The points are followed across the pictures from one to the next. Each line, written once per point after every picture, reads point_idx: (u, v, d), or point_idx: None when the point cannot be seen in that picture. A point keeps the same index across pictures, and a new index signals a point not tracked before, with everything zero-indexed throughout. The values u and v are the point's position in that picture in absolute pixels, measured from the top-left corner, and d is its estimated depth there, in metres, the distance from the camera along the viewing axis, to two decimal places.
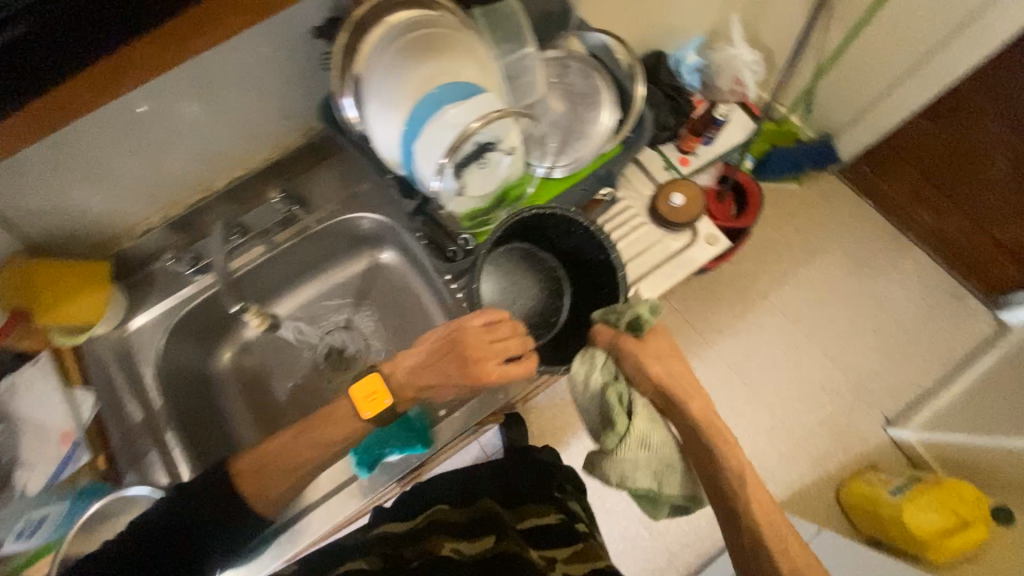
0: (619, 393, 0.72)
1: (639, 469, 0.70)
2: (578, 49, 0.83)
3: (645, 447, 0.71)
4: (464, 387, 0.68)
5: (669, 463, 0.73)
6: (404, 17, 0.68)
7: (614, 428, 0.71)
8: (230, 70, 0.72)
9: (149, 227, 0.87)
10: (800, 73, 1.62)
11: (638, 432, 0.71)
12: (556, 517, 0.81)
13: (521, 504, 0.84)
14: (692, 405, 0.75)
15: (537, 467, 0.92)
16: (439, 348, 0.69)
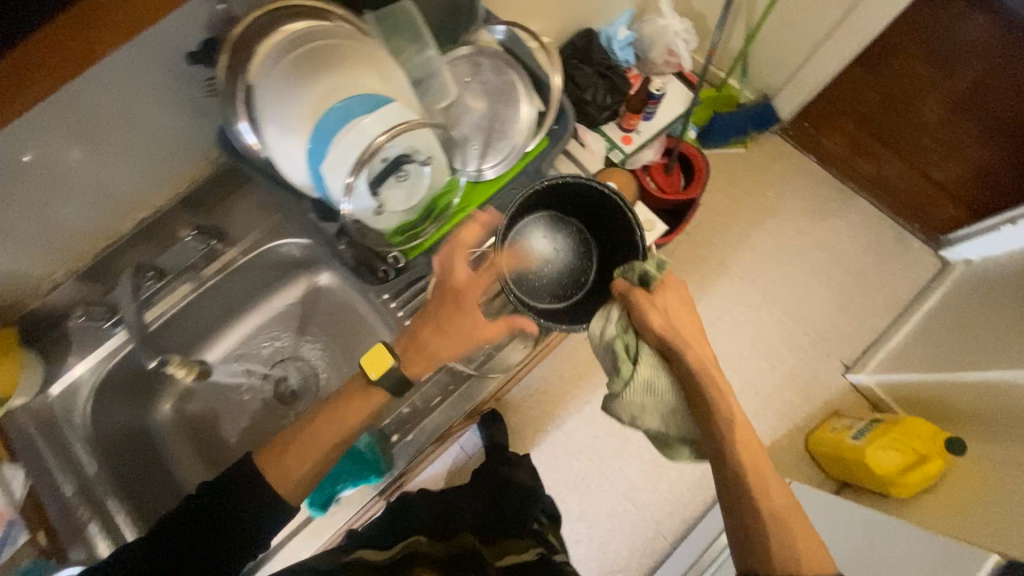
0: (626, 344, 0.74)
1: (643, 410, 0.73)
2: (489, 44, 0.79)
3: (651, 391, 0.74)
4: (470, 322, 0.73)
5: (675, 410, 0.75)
6: (291, 32, 0.63)
7: (619, 373, 0.74)
8: (109, 106, 0.65)
9: (55, 283, 0.80)
10: (732, 35, 1.61)
11: (642, 377, 0.73)
12: (534, 553, 0.74)
13: (497, 541, 0.77)
14: (690, 354, 0.73)
15: (513, 500, 0.91)
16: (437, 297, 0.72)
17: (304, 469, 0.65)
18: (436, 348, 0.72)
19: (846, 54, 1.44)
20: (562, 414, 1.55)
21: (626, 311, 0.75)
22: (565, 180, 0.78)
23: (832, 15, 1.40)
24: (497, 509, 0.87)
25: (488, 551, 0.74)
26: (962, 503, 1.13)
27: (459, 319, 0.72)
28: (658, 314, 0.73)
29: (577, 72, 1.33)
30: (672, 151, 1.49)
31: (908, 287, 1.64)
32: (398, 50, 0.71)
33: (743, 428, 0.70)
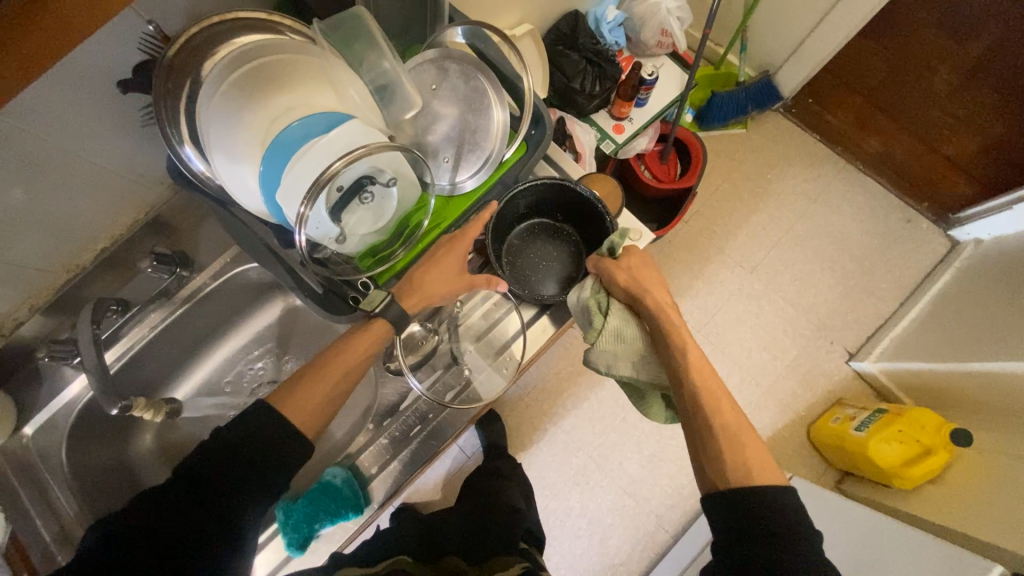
0: (597, 299, 0.71)
1: (617, 360, 0.69)
2: (457, 47, 0.73)
3: (621, 340, 0.70)
4: (461, 273, 0.71)
5: (650, 358, 0.70)
6: (236, 53, 0.58)
7: (591, 327, 0.71)
8: (44, 142, 0.61)
9: (18, 322, 0.76)
10: (729, 9, 1.51)
11: (614, 327, 0.69)
12: (522, 566, 0.68)
13: (485, 561, 0.73)
14: (649, 297, 0.70)
15: (500, 517, 0.86)
16: (440, 248, 0.71)
17: None
18: (427, 289, 0.70)
19: (850, 27, 1.34)
20: (561, 411, 1.52)
21: (597, 274, 0.74)
22: (542, 180, 0.77)
23: None
24: (484, 525, 0.83)
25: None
26: (966, 496, 1.10)
27: (447, 260, 0.70)
28: (621, 271, 0.72)
29: (562, 58, 1.25)
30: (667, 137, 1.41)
31: (915, 268, 1.58)
32: (355, 58, 0.63)
33: (699, 356, 0.66)
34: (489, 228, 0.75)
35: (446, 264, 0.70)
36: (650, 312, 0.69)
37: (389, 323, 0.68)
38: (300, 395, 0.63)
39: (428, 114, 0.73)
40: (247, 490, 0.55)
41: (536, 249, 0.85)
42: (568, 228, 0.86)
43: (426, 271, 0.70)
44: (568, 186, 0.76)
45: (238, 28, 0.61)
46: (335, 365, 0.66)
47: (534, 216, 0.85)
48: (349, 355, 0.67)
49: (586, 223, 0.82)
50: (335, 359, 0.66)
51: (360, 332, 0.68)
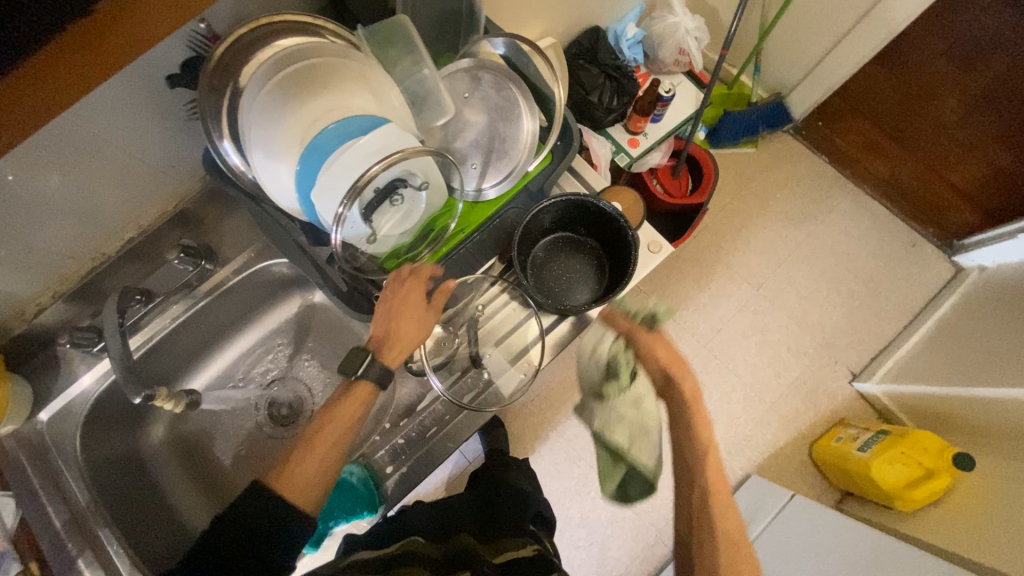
0: (625, 359, 0.73)
1: (621, 422, 0.74)
2: (490, 57, 0.75)
3: (635, 407, 0.73)
4: (422, 325, 0.70)
5: (648, 437, 0.73)
6: (280, 54, 0.60)
7: (616, 380, 0.74)
8: (88, 133, 0.62)
9: (42, 306, 0.77)
10: (746, 31, 1.54)
11: (635, 392, 0.74)
12: (532, 549, 0.70)
13: (495, 539, 0.74)
14: (686, 382, 0.65)
15: (510, 501, 0.86)
16: (388, 322, 0.68)
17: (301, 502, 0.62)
18: (411, 339, 0.69)
19: (865, 53, 1.37)
20: (564, 419, 1.53)
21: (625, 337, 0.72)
22: (567, 196, 0.78)
23: (856, 8, 1.31)
24: (494, 508, 0.84)
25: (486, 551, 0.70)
26: (967, 520, 1.10)
27: (404, 322, 0.69)
28: (659, 346, 0.68)
29: (582, 72, 1.28)
30: (680, 152, 1.43)
31: (919, 293, 1.60)
32: (393, 64, 0.65)
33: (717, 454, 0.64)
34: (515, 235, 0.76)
35: (412, 304, 0.69)
36: (681, 400, 0.65)
37: (374, 384, 0.67)
38: (292, 471, 0.61)
39: (459, 121, 0.75)
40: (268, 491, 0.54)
41: (560, 261, 0.85)
42: (590, 242, 0.85)
43: (393, 315, 0.69)
44: (591, 200, 0.76)
45: (282, 30, 0.62)
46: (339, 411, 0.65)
47: (559, 228, 0.84)
48: (334, 421, 0.65)
49: (609, 238, 0.82)
50: (322, 431, 0.64)
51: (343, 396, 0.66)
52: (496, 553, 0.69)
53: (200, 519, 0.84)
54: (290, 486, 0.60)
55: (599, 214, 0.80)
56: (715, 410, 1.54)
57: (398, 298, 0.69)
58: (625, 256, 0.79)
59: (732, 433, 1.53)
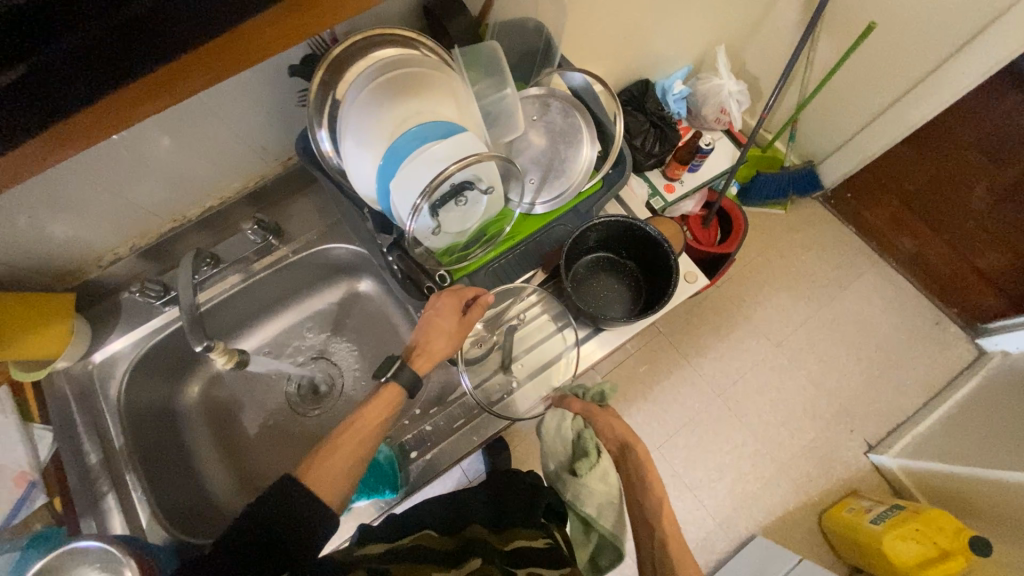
0: (587, 437, 0.73)
1: (591, 497, 0.71)
2: (560, 88, 0.82)
3: (604, 481, 0.71)
4: (454, 340, 0.75)
5: (617, 509, 0.71)
6: (383, 59, 0.68)
7: (584, 459, 0.72)
8: (204, 107, 0.70)
9: (117, 257, 0.84)
10: (785, 101, 1.64)
11: (603, 466, 0.71)
12: (545, 542, 0.73)
13: (506, 529, 0.75)
14: (638, 448, 0.72)
15: (525, 485, 0.86)
16: (422, 339, 0.74)
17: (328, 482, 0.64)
18: (439, 350, 0.75)
19: (896, 134, 1.44)
20: None
21: (583, 413, 0.76)
22: (614, 219, 0.82)
23: (893, 90, 1.39)
24: (506, 492, 0.84)
25: (497, 540, 0.72)
26: None
27: (436, 341, 0.74)
28: (612, 418, 0.76)
29: (629, 117, 1.37)
30: (712, 205, 1.50)
31: (940, 371, 1.60)
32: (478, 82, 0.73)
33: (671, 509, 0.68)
34: (564, 247, 0.81)
35: (451, 321, 0.74)
36: (636, 463, 0.71)
37: (402, 387, 0.73)
38: (319, 465, 0.65)
39: (525, 140, 0.82)
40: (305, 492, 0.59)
41: (602, 279, 0.90)
42: (630, 264, 0.90)
43: (431, 331, 0.74)
44: (636, 222, 0.81)
45: (387, 41, 0.70)
46: (359, 423, 0.70)
47: (605, 248, 0.89)
48: (366, 419, 0.71)
49: (649, 262, 0.87)
50: (350, 428, 0.70)
51: (377, 397, 0.72)
52: (506, 542, 0.72)
53: (219, 481, 0.86)
54: (319, 479, 0.64)
55: (643, 238, 0.85)
56: (724, 462, 1.52)
57: (434, 312, 0.74)
58: (665, 282, 0.83)
59: (741, 488, 1.50)
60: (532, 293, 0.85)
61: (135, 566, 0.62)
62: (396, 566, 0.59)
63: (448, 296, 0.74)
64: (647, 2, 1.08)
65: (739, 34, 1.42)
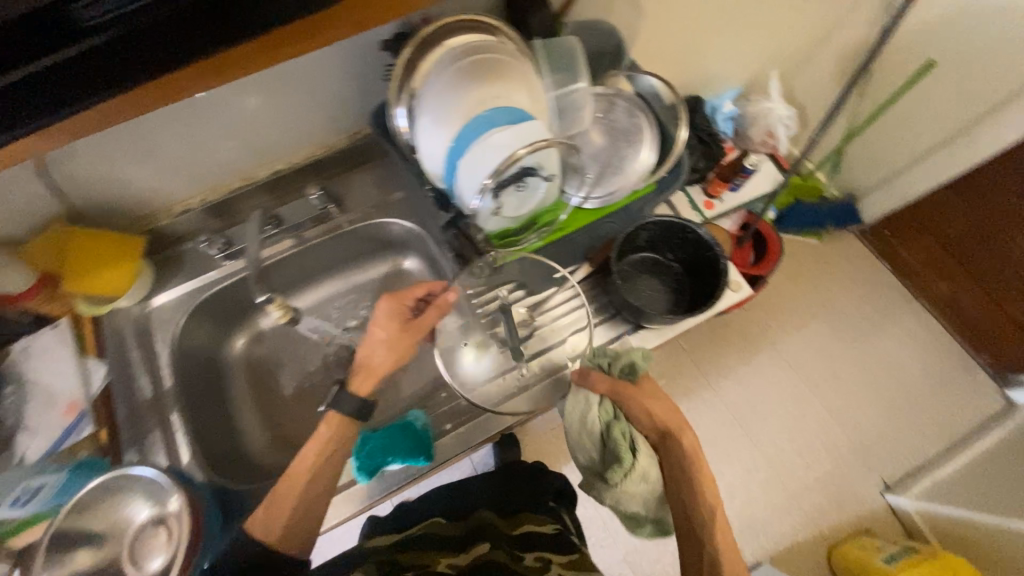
0: (621, 432, 0.71)
1: (632, 498, 0.71)
2: (627, 89, 0.84)
3: (645, 480, 0.70)
4: (393, 352, 0.76)
5: (662, 498, 0.72)
6: (466, 43, 0.72)
7: (617, 464, 0.70)
8: (293, 72, 0.74)
9: (188, 208, 0.88)
10: (831, 133, 1.66)
11: (641, 466, 0.70)
12: (552, 527, 0.82)
13: (514, 515, 0.86)
14: (684, 438, 0.71)
15: (531, 484, 0.96)
16: (363, 357, 0.76)
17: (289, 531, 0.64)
18: (379, 365, 0.75)
19: (942, 175, 1.43)
20: None
21: (611, 397, 0.73)
22: (670, 218, 0.82)
23: (943, 130, 1.39)
24: (513, 486, 0.94)
25: (506, 523, 0.82)
26: None
27: (377, 356, 0.76)
28: (647, 400, 0.73)
29: None
30: (750, 226, 1.48)
31: (965, 419, 1.57)
32: (552, 74, 0.76)
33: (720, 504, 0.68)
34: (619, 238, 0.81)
35: (393, 330, 0.77)
36: (683, 453, 0.70)
37: (342, 415, 0.71)
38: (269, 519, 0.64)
39: (586, 136, 0.85)
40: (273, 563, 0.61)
41: (648, 279, 0.88)
42: (676, 267, 0.89)
43: (376, 344, 0.76)
44: (692, 225, 0.81)
45: (473, 25, 0.73)
46: (300, 467, 0.68)
47: (652, 246, 0.88)
48: (305, 471, 0.67)
49: (697, 266, 0.87)
50: (295, 467, 0.68)
51: (312, 440, 0.70)
52: (515, 527, 0.81)
53: (253, 435, 0.89)
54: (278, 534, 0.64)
55: (693, 241, 0.84)
56: (734, 485, 1.50)
57: (378, 325, 0.78)
58: (714, 286, 0.82)
59: (748, 513, 1.48)
60: (573, 285, 0.84)
61: (180, 497, 0.67)
62: (409, 555, 0.70)
63: (388, 301, 0.79)
64: (712, 20, 1.11)
65: (793, 60, 1.44)
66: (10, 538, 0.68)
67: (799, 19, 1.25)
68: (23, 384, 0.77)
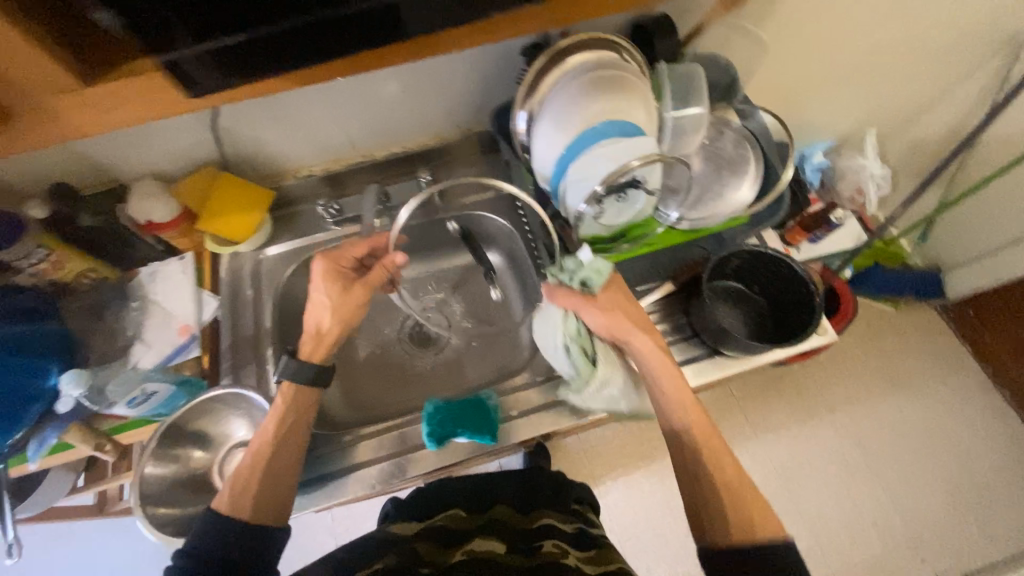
0: (582, 347, 0.76)
1: (596, 399, 0.78)
2: (736, 123, 0.87)
3: (607, 383, 0.77)
4: (338, 318, 0.76)
5: (633, 390, 0.79)
6: (598, 57, 0.77)
7: (579, 374, 0.77)
8: (435, 65, 0.83)
9: (310, 173, 0.97)
10: (922, 201, 1.61)
11: (601, 373, 0.77)
12: (573, 525, 0.81)
13: (535, 510, 0.85)
14: (645, 343, 0.74)
15: (553, 478, 0.92)
16: (310, 323, 0.77)
17: (262, 502, 0.68)
18: (329, 333, 0.76)
19: None
20: (610, 482, 1.47)
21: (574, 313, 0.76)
22: (766, 249, 0.83)
23: None
24: (537, 478, 0.92)
25: (523, 518, 0.83)
26: None
27: (323, 323, 0.77)
28: (607, 312, 0.75)
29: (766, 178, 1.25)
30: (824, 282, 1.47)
31: None
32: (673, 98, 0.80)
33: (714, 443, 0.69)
34: (712, 261, 0.82)
35: (335, 293, 0.77)
36: (645, 355, 0.74)
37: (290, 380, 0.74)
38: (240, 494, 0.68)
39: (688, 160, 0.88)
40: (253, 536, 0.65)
41: (731, 307, 0.88)
42: (760, 300, 0.89)
43: (319, 310, 0.77)
44: (789, 260, 0.81)
45: (605, 43, 0.79)
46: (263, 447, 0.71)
47: (740, 276, 0.88)
48: (264, 439, 0.72)
49: (784, 301, 0.86)
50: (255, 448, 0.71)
51: (270, 413, 0.74)
52: (533, 520, 0.82)
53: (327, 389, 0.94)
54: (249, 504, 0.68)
55: (784, 275, 0.84)
56: None
57: (319, 293, 0.77)
58: (804, 322, 0.82)
59: None
60: None
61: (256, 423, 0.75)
62: (421, 547, 0.73)
63: (323, 262, 0.78)
64: (822, 72, 1.13)
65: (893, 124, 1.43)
66: (118, 434, 0.79)
67: (912, 86, 1.26)
68: (147, 302, 0.86)
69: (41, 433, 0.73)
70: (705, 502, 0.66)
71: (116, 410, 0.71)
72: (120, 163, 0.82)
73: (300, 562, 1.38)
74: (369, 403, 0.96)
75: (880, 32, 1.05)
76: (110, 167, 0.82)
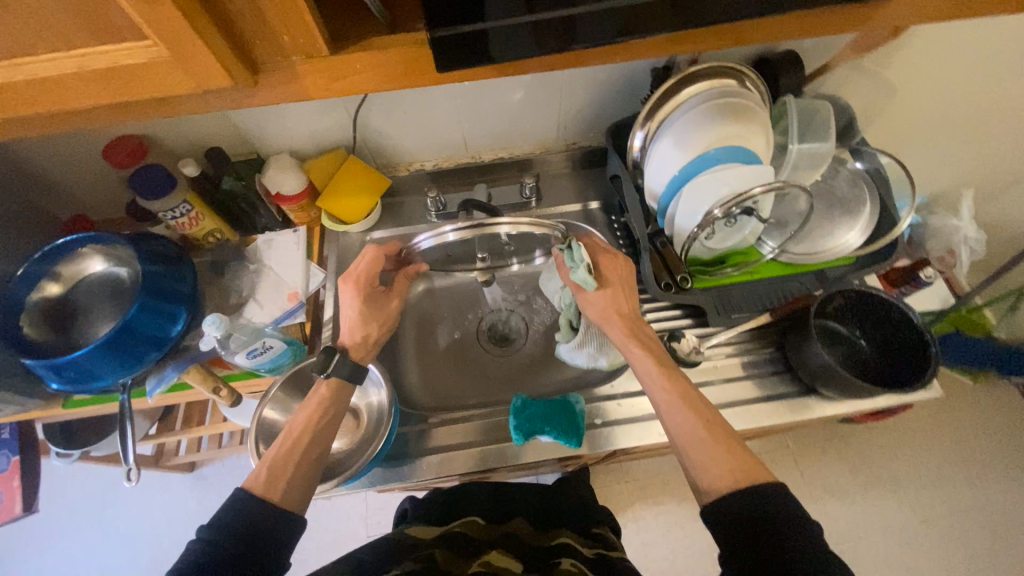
0: (568, 317, 0.91)
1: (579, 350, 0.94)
2: (850, 163, 0.88)
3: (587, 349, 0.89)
4: (385, 323, 0.84)
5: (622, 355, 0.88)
6: (728, 84, 0.79)
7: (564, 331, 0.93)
8: (561, 80, 0.87)
9: (419, 167, 1.03)
10: (1014, 273, 1.53)
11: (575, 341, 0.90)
12: (591, 550, 0.75)
13: (550, 531, 0.83)
14: (616, 324, 0.78)
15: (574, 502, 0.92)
16: (355, 336, 0.80)
17: (288, 477, 0.66)
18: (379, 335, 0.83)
19: None
20: (653, 519, 1.42)
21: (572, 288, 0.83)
22: (872, 289, 0.83)
23: None
24: (556, 507, 0.90)
25: (539, 536, 0.80)
26: None
27: (371, 330, 0.82)
28: (591, 304, 0.81)
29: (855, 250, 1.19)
30: None
31: None
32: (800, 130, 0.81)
33: (685, 403, 0.69)
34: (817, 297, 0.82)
35: (377, 310, 0.84)
36: (619, 337, 0.78)
37: (339, 381, 0.75)
38: (274, 474, 0.66)
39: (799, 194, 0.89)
40: (270, 527, 0.61)
41: (832, 345, 0.87)
42: (862, 343, 0.88)
43: (356, 326, 0.80)
44: (898, 304, 0.81)
45: (735, 72, 0.80)
46: (296, 440, 0.70)
47: (842, 316, 0.88)
48: (304, 430, 0.71)
49: (893, 346, 0.85)
50: (288, 435, 0.70)
51: (308, 408, 0.73)
52: (549, 538, 0.78)
53: (410, 370, 0.98)
54: (280, 481, 0.66)
55: (894, 318, 0.84)
56: None
57: (367, 308, 0.82)
58: (920, 363, 0.81)
59: None
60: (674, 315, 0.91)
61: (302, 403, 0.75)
62: (441, 551, 0.69)
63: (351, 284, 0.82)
64: (931, 129, 1.12)
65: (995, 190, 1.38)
66: (232, 380, 0.86)
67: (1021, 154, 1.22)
68: (262, 265, 0.92)
69: (162, 370, 0.78)
70: (691, 464, 0.64)
71: (235, 359, 0.76)
72: (262, 138, 0.90)
73: (326, 550, 1.38)
74: (446, 392, 0.97)
75: (1001, 96, 1.04)
76: (254, 140, 0.91)
